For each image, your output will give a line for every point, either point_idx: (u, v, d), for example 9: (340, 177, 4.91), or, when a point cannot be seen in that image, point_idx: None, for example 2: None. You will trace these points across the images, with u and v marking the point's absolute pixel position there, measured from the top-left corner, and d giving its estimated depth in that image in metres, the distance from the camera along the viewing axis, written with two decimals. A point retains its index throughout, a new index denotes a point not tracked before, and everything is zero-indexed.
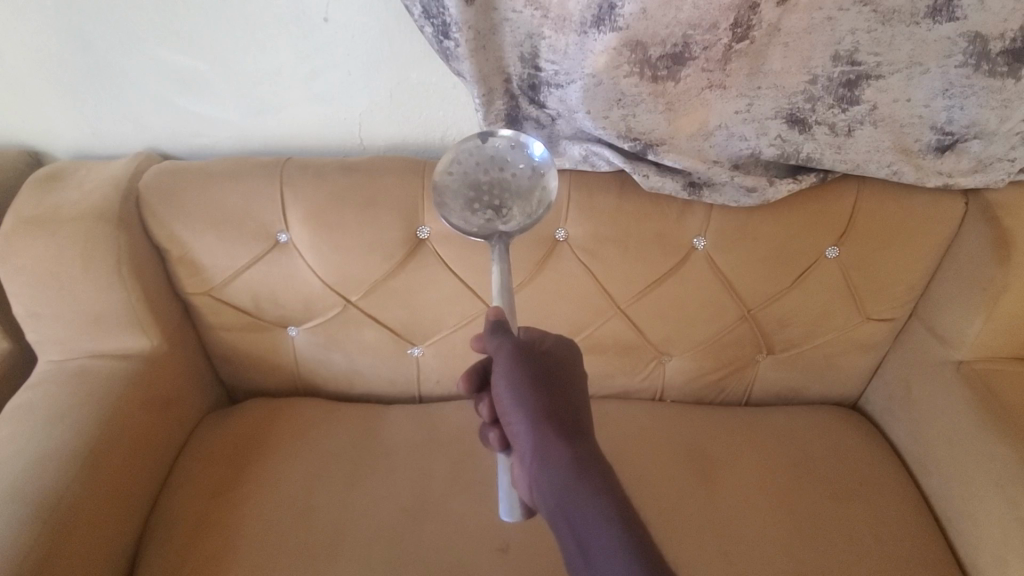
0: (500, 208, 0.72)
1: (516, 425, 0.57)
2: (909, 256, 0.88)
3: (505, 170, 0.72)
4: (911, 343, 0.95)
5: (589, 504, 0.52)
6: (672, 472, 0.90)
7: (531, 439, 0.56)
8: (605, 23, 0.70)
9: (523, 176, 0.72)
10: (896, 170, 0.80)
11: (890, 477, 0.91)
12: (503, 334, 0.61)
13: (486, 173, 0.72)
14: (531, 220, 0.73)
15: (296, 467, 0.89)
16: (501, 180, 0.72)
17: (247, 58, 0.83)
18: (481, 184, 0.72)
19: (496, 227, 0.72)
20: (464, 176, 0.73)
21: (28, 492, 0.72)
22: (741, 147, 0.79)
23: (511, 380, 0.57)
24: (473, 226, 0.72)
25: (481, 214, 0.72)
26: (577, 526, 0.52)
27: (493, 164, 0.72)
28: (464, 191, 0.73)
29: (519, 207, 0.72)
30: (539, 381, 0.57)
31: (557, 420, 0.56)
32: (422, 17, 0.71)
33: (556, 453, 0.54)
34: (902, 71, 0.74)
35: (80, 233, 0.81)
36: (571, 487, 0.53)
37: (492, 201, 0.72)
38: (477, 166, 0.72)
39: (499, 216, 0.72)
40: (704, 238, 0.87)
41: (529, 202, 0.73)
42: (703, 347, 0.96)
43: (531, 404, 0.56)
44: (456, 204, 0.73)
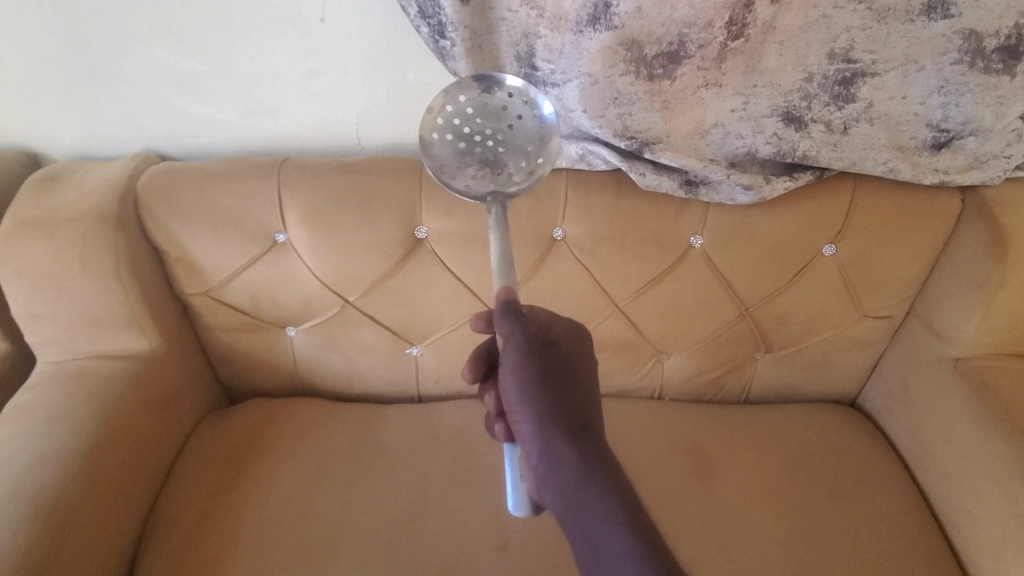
0: (494, 165, 0.68)
1: (522, 426, 0.56)
2: (906, 253, 0.88)
3: (502, 121, 0.66)
4: (910, 340, 0.95)
5: (597, 509, 0.52)
6: (672, 470, 0.90)
7: (538, 440, 0.55)
8: (600, 22, 0.70)
9: (521, 129, 0.67)
10: (893, 167, 0.80)
11: (888, 474, 0.91)
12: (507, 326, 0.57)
13: (481, 123, 0.66)
14: (525, 179, 0.69)
15: (296, 467, 0.90)
16: (496, 133, 0.66)
17: (245, 60, 0.83)
18: (473, 136, 0.67)
19: (488, 185, 0.68)
20: (456, 124, 0.67)
21: (27, 492, 0.72)
22: (737, 146, 0.79)
23: (516, 381, 0.56)
24: (464, 181, 0.68)
25: (472, 169, 0.68)
26: (585, 530, 0.53)
27: (488, 113, 0.66)
28: (455, 140, 0.67)
29: (513, 163, 0.68)
30: (545, 379, 0.56)
31: (565, 421, 0.56)
32: (418, 17, 0.71)
33: (563, 455, 0.54)
34: (897, 69, 0.74)
35: (79, 234, 0.81)
36: (577, 490, 0.53)
37: (484, 156, 0.67)
38: (471, 115, 0.66)
39: (492, 173, 0.68)
40: (701, 237, 0.87)
41: (524, 158, 0.68)
42: (701, 345, 0.96)
43: (538, 404, 0.56)
44: (447, 157, 0.68)
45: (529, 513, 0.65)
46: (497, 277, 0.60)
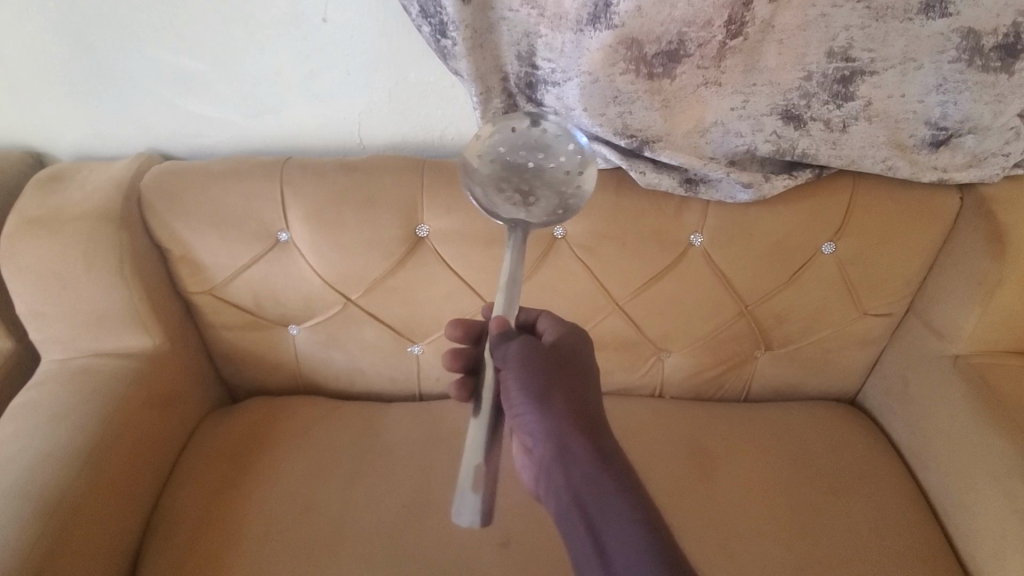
0: (527, 195, 0.68)
1: (530, 425, 0.57)
2: (905, 251, 0.88)
3: (546, 159, 0.68)
4: (908, 337, 0.96)
5: (612, 500, 0.53)
6: (673, 467, 0.90)
7: (548, 437, 0.56)
8: (600, 21, 0.71)
9: (561, 170, 0.68)
10: (891, 165, 0.81)
11: (887, 471, 0.91)
12: (507, 345, 0.59)
13: (526, 156, 0.68)
14: (552, 216, 0.68)
15: (298, 464, 0.90)
16: (536, 167, 0.68)
17: (247, 61, 0.84)
18: (515, 166, 0.68)
19: (517, 213, 0.67)
20: (503, 152, 0.68)
21: (31, 489, 0.72)
22: (736, 144, 0.80)
23: (526, 381, 0.57)
24: (494, 204, 0.68)
25: (506, 196, 0.68)
26: (597, 523, 0.53)
27: (535, 148, 0.68)
28: (495, 166, 0.68)
29: (547, 200, 0.68)
30: (556, 379, 0.58)
31: (576, 417, 0.57)
32: (420, 17, 0.72)
33: (576, 449, 0.55)
34: (896, 67, 0.74)
35: (83, 233, 0.81)
36: (590, 483, 0.54)
37: (520, 186, 0.68)
38: (519, 145, 0.68)
39: (524, 202, 0.67)
40: (701, 235, 0.87)
41: (559, 199, 0.68)
42: (700, 343, 0.97)
43: (549, 401, 0.57)
44: (486, 184, 0.69)
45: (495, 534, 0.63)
46: (501, 291, 0.62)
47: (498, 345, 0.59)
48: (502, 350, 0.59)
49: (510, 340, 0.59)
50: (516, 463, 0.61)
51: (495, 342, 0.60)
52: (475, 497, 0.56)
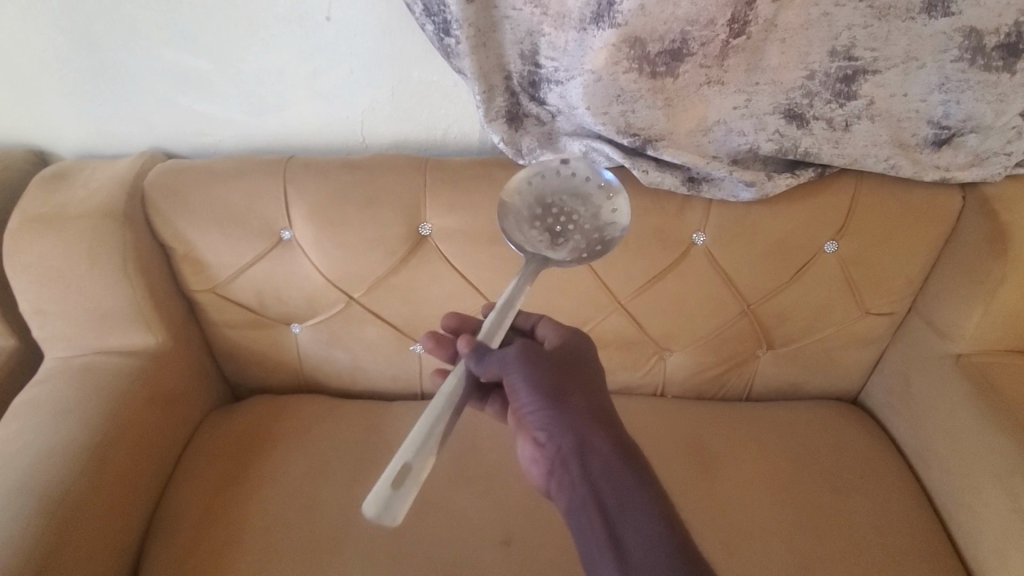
0: (557, 235, 0.71)
1: (543, 422, 0.58)
2: (907, 250, 0.88)
3: (581, 204, 0.72)
4: (911, 337, 0.96)
5: (628, 492, 0.55)
6: (675, 466, 0.91)
7: (564, 432, 0.57)
8: (604, 20, 0.71)
9: (597, 213, 0.73)
10: (894, 164, 0.81)
11: (889, 470, 0.91)
12: (500, 353, 0.58)
13: (565, 200, 0.72)
14: (579, 258, 0.71)
15: (301, 462, 0.90)
16: (571, 211, 0.72)
17: (251, 59, 0.84)
18: (551, 207, 0.72)
19: (543, 249, 0.70)
20: (542, 194, 0.73)
21: (35, 486, 0.73)
22: (739, 143, 0.80)
23: (536, 381, 0.58)
24: (525, 239, 0.71)
25: (538, 232, 0.71)
26: (613, 515, 0.54)
27: (573, 193, 0.72)
28: (532, 207, 0.72)
29: (575, 241, 0.71)
30: (568, 378, 0.60)
31: (590, 413, 0.59)
32: (423, 15, 0.72)
33: (592, 443, 0.57)
34: (898, 66, 0.74)
35: (86, 231, 0.82)
36: (608, 475, 0.56)
37: (552, 225, 0.71)
38: (560, 189, 0.72)
39: (553, 242, 0.70)
40: (703, 234, 0.87)
41: (587, 244, 0.72)
42: (703, 342, 0.97)
43: (563, 399, 0.58)
44: (520, 221, 0.73)
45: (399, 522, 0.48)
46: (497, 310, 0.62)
47: (482, 358, 0.57)
48: (494, 359, 0.57)
49: (502, 347, 0.59)
50: (526, 462, 0.61)
51: (474, 357, 0.57)
52: (401, 492, 0.49)
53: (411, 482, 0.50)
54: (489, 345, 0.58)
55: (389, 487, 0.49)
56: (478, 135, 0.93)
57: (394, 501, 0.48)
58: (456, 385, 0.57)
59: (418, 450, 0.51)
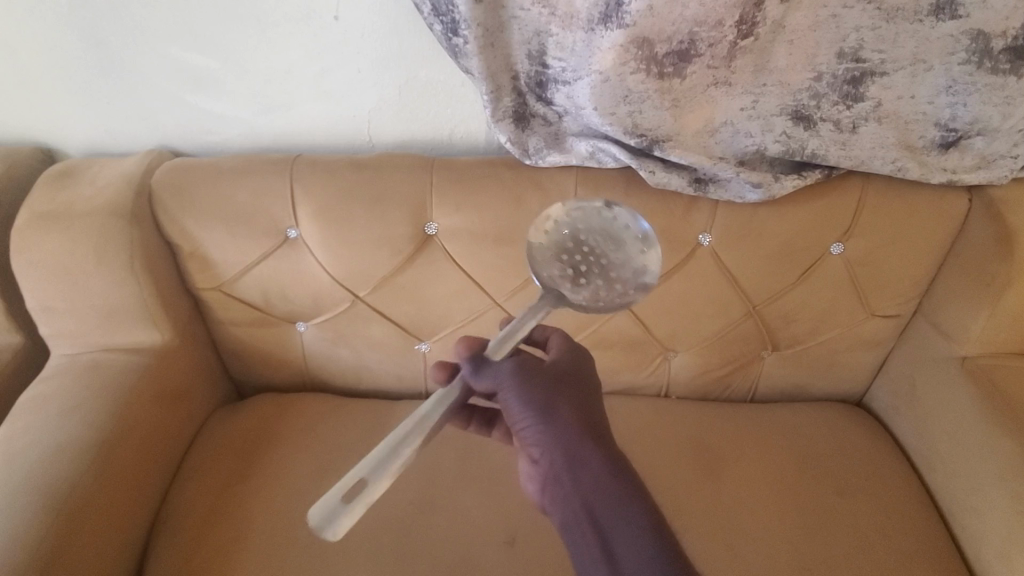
0: (579, 275, 0.66)
1: (538, 438, 0.57)
2: (914, 253, 0.88)
3: (613, 251, 0.68)
4: (917, 339, 0.95)
5: (620, 507, 0.55)
6: (679, 467, 0.91)
7: (557, 449, 0.56)
8: (612, 21, 0.71)
9: (627, 262, 0.69)
10: (901, 166, 0.80)
11: (893, 473, 0.91)
12: (495, 368, 0.57)
13: (596, 240, 0.68)
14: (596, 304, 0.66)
15: (306, 460, 0.90)
16: (600, 255, 0.68)
17: (259, 59, 0.84)
18: (581, 245, 0.68)
19: (563, 286, 0.65)
20: (574, 229, 0.69)
21: (42, 483, 0.73)
22: (746, 144, 0.80)
23: (528, 396, 0.57)
24: (545, 272, 0.67)
25: (561, 268, 0.67)
26: (605, 532, 0.55)
27: (609, 236, 0.69)
28: (561, 237, 0.69)
29: (596, 286, 0.67)
30: (561, 390, 0.58)
31: (583, 427, 0.57)
32: (431, 15, 0.72)
33: (587, 458, 0.56)
34: (906, 68, 0.74)
35: (94, 228, 0.82)
36: (600, 490, 0.56)
37: (578, 263, 0.67)
38: (597, 230, 0.69)
39: (574, 281, 0.66)
40: (709, 235, 0.87)
41: (609, 292, 0.67)
42: (708, 343, 0.97)
43: (554, 415, 0.57)
44: (545, 253, 0.68)
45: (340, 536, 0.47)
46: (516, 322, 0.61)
47: (479, 371, 0.56)
48: (489, 375, 0.57)
49: (500, 361, 0.58)
50: (522, 474, 0.61)
51: (471, 369, 0.56)
52: (349, 509, 0.48)
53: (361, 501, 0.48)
54: (489, 360, 0.57)
55: (338, 501, 0.48)
56: (484, 134, 0.93)
57: (339, 518, 0.47)
58: (437, 410, 0.54)
59: (376, 469, 0.49)
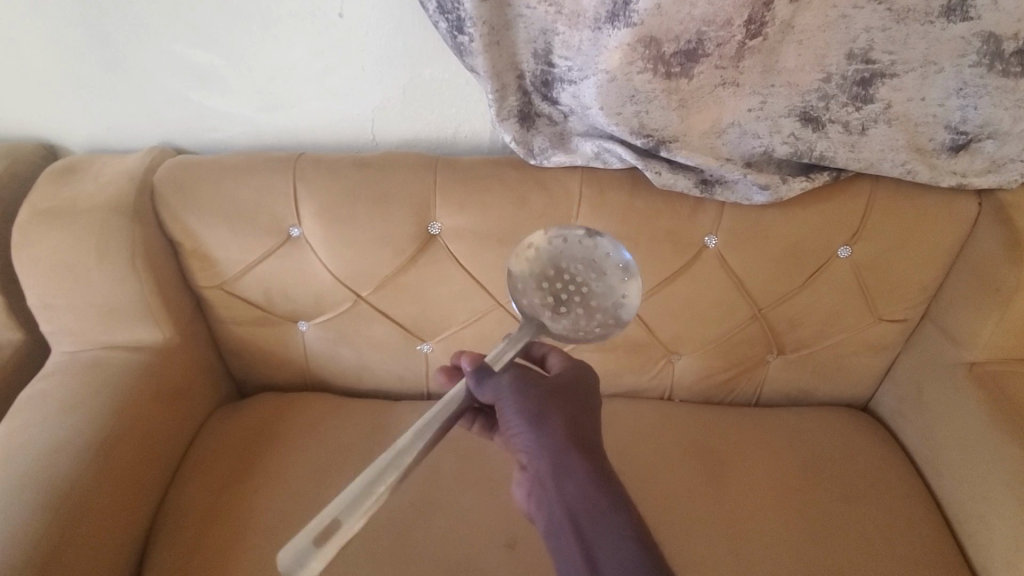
0: (561, 304, 0.71)
1: (527, 443, 0.61)
2: (922, 257, 0.87)
3: (594, 276, 0.72)
4: (924, 344, 0.94)
5: (605, 517, 0.58)
6: (682, 470, 0.90)
7: (543, 455, 0.60)
8: (619, 20, 0.70)
9: (606, 290, 0.72)
10: (911, 169, 0.79)
11: (899, 479, 0.90)
12: (495, 380, 0.61)
13: (579, 267, 0.72)
14: (576, 334, 0.71)
15: (307, 460, 0.90)
16: (583, 281, 0.71)
17: (263, 55, 0.84)
18: (564, 274, 0.71)
19: (544, 316, 0.70)
20: (556, 255, 0.72)
21: (41, 481, 0.72)
22: (753, 145, 0.79)
23: (520, 402, 0.61)
24: (528, 302, 0.71)
25: (543, 297, 0.71)
26: (587, 540, 0.57)
27: (589, 262, 0.72)
28: (544, 266, 0.72)
29: (577, 315, 0.71)
30: (554, 401, 0.63)
31: (572, 438, 0.61)
32: (437, 13, 0.72)
33: (572, 468, 0.59)
34: (916, 70, 0.73)
35: (95, 225, 0.82)
36: (584, 500, 0.58)
37: (560, 293, 0.71)
38: (576, 256, 0.72)
39: (555, 309, 0.71)
40: (715, 237, 0.86)
41: (590, 320, 0.72)
42: (713, 346, 0.96)
43: (546, 424, 0.61)
44: (527, 284, 0.72)
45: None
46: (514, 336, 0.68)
47: (482, 381, 0.61)
48: (490, 386, 0.61)
49: (499, 373, 0.62)
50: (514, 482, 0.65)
51: (475, 378, 0.61)
52: (318, 552, 0.46)
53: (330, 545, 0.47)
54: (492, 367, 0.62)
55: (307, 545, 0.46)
56: (488, 134, 0.92)
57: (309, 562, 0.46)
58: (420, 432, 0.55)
59: (350, 511, 0.49)
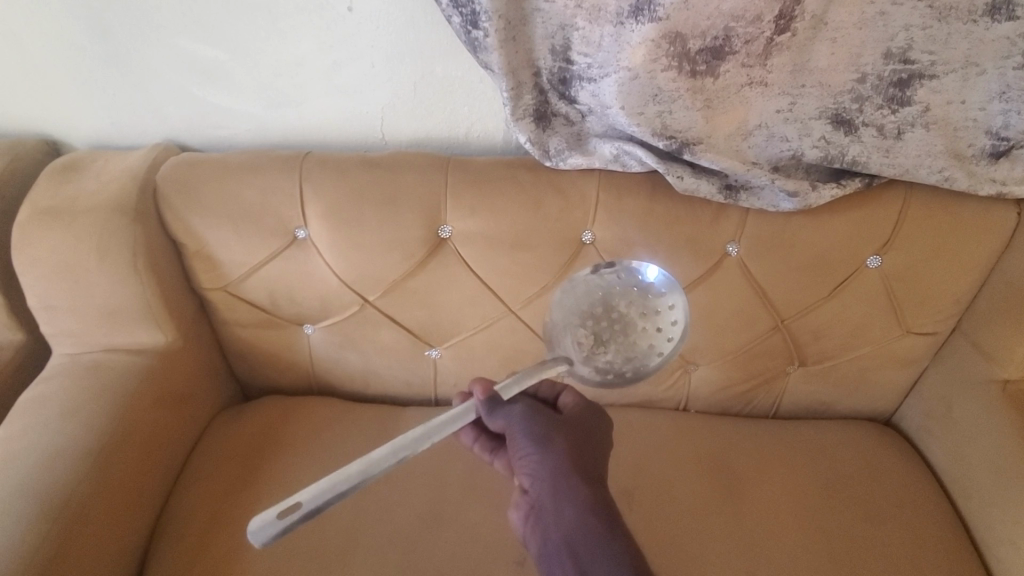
0: (601, 343, 0.74)
1: (529, 466, 0.59)
2: (955, 268, 0.83)
3: (640, 318, 0.75)
4: (954, 359, 0.90)
5: (602, 545, 0.54)
6: (698, 485, 0.86)
7: (545, 477, 0.58)
8: (643, 14, 0.67)
9: (648, 335, 0.75)
10: (948, 176, 0.75)
11: (927, 500, 0.86)
12: (506, 409, 0.61)
13: (628, 305, 0.75)
14: (603, 374, 0.74)
15: (311, 468, 0.87)
16: (627, 321, 0.74)
17: (269, 51, 0.81)
18: (612, 312, 0.74)
19: (580, 353, 0.73)
20: (608, 291, 0.75)
21: (37, 489, 0.70)
22: (781, 149, 0.75)
23: (526, 426, 0.60)
24: (568, 335, 0.74)
25: (585, 334, 0.73)
26: (584, 567, 0.53)
27: (642, 303, 0.75)
28: (592, 303, 0.74)
29: (610, 357, 0.74)
30: (559, 428, 0.61)
31: (576, 463, 0.59)
32: (450, 6, 0.68)
33: (572, 493, 0.57)
34: (957, 71, 0.69)
35: (96, 225, 0.79)
36: (582, 526, 0.55)
37: (602, 333, 0.74)
38: (628, 295, 0.75)
39: (593, 348, 0.73)
40: (738, 245, 0.83)
41: (620, 363, 0.75)
42: (732, 357, 0.92)
43: (551, 447, 0.59)
44: (570, 317, 0.74)
45: (266, 541, 0.50)
46: (544, 366, 0.67)
47: (493, 410, 0.61)
48: (501, 415, 0.61)
49: (511, 404, 0.62)
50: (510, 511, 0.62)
51: (486, 409, 0.61)
52: (282, 525, 0.51)
53: (295, 522, 0.51)
54: (502, 398, 0.62)
55: (272, 516, 0.51)
56: (502, 134, 0.89)
57: (269, 528, 0.50)
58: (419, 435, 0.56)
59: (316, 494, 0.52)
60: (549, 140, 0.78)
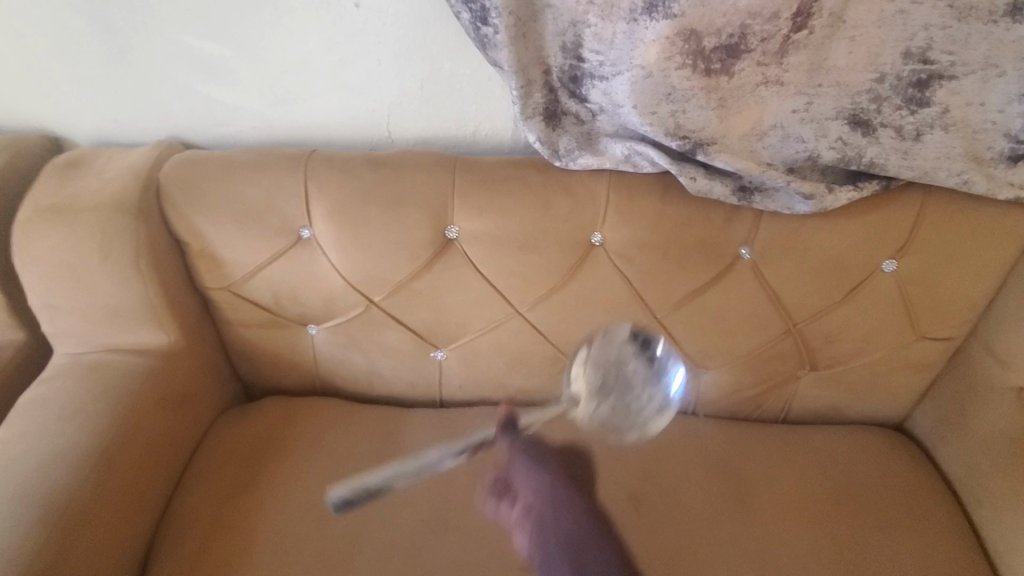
0: (602, 396, 0.72)
1: (531, 487, 0.67)
2: (971, 272, 0.82)
3: (644, 392, 0.72)
4: (969, 365, 0.88)
5: (597, 538, 0.64)
6: (707, 491, 0.85)
7: (546, 493, 0.66)
8: (657, 10, 0.65)
9: (643, 409, 0.71)
10: (967, 180, 0.74)
11: (940, 509, 0.84)
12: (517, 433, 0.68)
13: (637, 376, 0.73)
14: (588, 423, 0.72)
15: (314, 471, 0.86)
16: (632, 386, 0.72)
17: (275, 48, 0.80)
18: (622, 373, 0.73)
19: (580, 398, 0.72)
20: (625, 355, 0.75)
21: (37, 491, 0.69)
22: (797, 150, 0.74)
23: (528, 447, 0.68)
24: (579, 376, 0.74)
25: (594, 383, 0.73)
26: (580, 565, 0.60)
27: (638, 421, 0.72)
28: (609, 358, 0.74)
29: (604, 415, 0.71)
30: (556, 465, 0.69)
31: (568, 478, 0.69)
32: (459, 2, 0.67)
33: (569, 502, 0.65)
34: (977, 72, 0.68)
35: (99, 223, 0.78)
36: (580, 531, 0.63)
37: (608, 389, 0.72)
38: (636, 391, 0.73)
39: (590, 393, 0.72)
40: (750, 247, 0.81)
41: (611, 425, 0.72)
42: (742, 361, 0.91)
43: (548, 466, 0.68)
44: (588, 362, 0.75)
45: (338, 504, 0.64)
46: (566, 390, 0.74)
47: (506, 431, 0.68)
48: (507, 438, 0.68)
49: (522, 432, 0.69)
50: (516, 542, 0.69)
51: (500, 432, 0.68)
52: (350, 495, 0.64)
53: (361, 494, 0.64)
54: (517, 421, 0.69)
55: (345, 488, 0.64)
56: (510, 133, 0.88)
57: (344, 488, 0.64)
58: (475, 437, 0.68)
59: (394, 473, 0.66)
60: (561, 138, 0.76)
